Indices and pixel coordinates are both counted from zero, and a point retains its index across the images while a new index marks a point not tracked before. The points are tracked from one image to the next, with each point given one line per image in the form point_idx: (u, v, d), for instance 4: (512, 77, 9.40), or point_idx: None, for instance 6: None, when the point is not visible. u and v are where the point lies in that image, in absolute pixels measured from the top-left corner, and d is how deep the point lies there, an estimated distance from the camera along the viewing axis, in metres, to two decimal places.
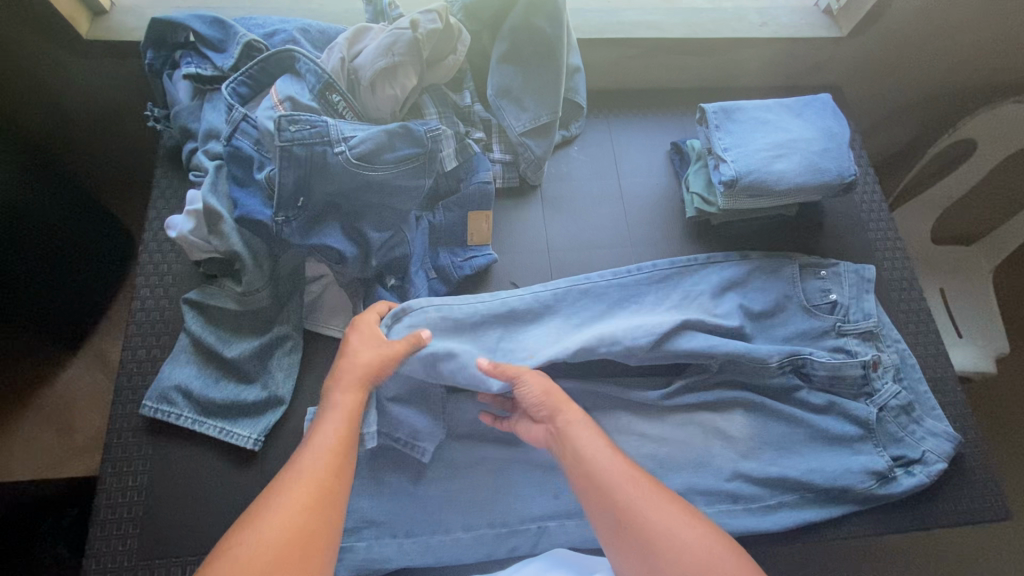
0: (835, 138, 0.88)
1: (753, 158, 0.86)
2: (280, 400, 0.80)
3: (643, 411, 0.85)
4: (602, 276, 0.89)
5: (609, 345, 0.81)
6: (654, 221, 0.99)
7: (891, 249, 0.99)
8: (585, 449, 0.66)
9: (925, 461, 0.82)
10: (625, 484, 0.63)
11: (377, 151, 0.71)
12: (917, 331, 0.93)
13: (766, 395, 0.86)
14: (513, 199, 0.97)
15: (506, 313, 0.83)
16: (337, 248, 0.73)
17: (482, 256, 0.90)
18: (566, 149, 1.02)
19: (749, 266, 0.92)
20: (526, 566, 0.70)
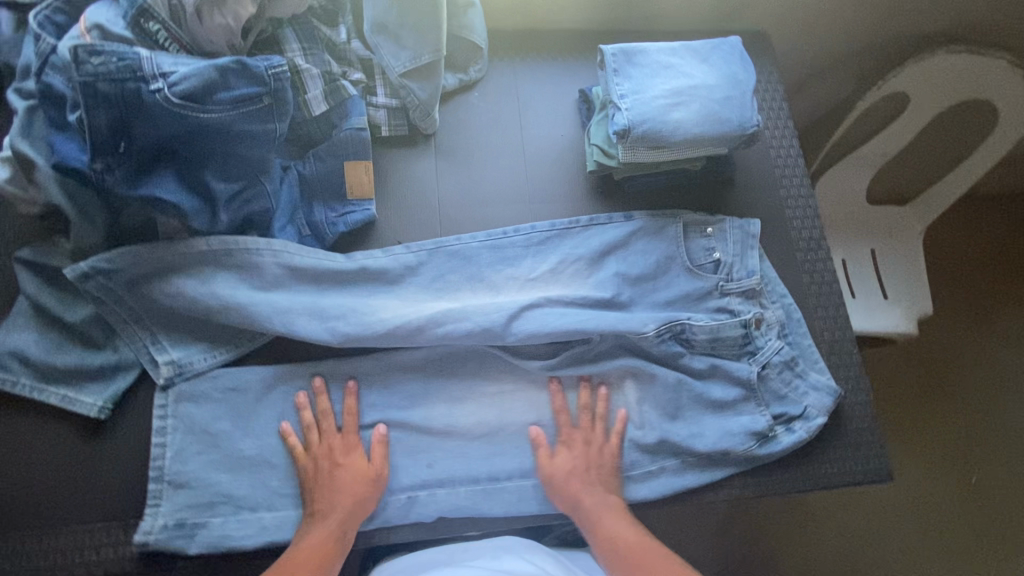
0: (739, 85, 0.82)
1: (649, 106, 0.80)
2: (133, 364, 0.74)
3: (532, 380, 0.82)
4: (474, 238, 0.86)
5: (457, 321, 0.77)
6: (558, 174, 0.93)
7: (802, 206, 0.95)
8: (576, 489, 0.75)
9: (806, 417, 0.82)
10: (643, 556, 0.71)
11: (206, 90, 0.63)
12: (820, 293, 0.91)
13: (656, 359, 0.83)
14: (401, 150, 0.89)
15: (361, 274, 0.80)
16: (171, 201, 0.66)
17: (359, 212, 0.82)
18: (464, 95, 0.94)
19: (634, 226, 0.88)
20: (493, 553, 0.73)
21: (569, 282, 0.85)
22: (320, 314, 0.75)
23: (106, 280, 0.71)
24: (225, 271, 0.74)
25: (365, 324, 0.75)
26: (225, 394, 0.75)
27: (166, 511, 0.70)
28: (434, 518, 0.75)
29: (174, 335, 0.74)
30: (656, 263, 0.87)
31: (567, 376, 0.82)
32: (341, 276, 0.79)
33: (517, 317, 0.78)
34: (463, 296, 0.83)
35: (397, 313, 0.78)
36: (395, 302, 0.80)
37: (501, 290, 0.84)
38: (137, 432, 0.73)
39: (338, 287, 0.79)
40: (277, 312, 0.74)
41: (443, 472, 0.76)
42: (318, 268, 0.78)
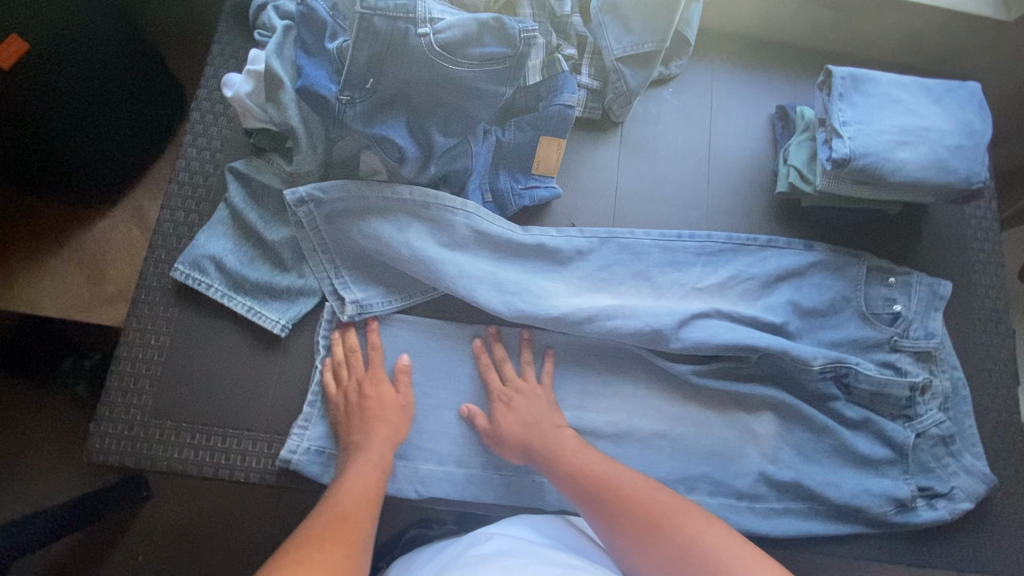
0: (974, 135, 0.76)
1: (876, 139, 0.75)
2: (314, 291, 0.76)
3: (677, 389, 0.80)
4: (648, 235, 0.85)
5: (626, 318, 0.76)
6: (737, 188, 0.89)
7: (991, 275, 0.89)
8: (560, 447, 0.70)
9: (952, 498, 0.78)
10: (624, 484, 0.65)
11: (462, 43, 0.63)
12: (992, 369, 0.85)
13: (812, 400, 0.80)
14: (589, 133, 0.88)
15: (536, 249, 0.80)
16: (399, 144, 0.67)
17: (544, 189, 0.83)
18: (658, 90, 0.92)
19: (814, 257, 0.85)
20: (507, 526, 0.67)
21: (734, 300, 0.84)
22: (495, 285, 0.75)
23: (314, 209, 0.73)
24: (418, 223, 0.75)
25: (534, 302, 0.76)
26: (387, 339, 0.77)
27: (312, 436, 0.72)
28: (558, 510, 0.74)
29: (356, 273, 0.76)
30: (830, 302, 0.83)
31: (715, 397, 0.80)
32: (517, 250, 0.79)
33: (686, 326, 0.77)
34: (625, 294, 0.83)
35: (564, 300, 0.78)
36: (561, 287, 0.80)
37: (664, 294, 0.83)
38: (304, 357, 0.75)
39: (513, 259, 0.79)
40: (459, 275, 0.74)
41: None
42: (500, 237, 0.78)
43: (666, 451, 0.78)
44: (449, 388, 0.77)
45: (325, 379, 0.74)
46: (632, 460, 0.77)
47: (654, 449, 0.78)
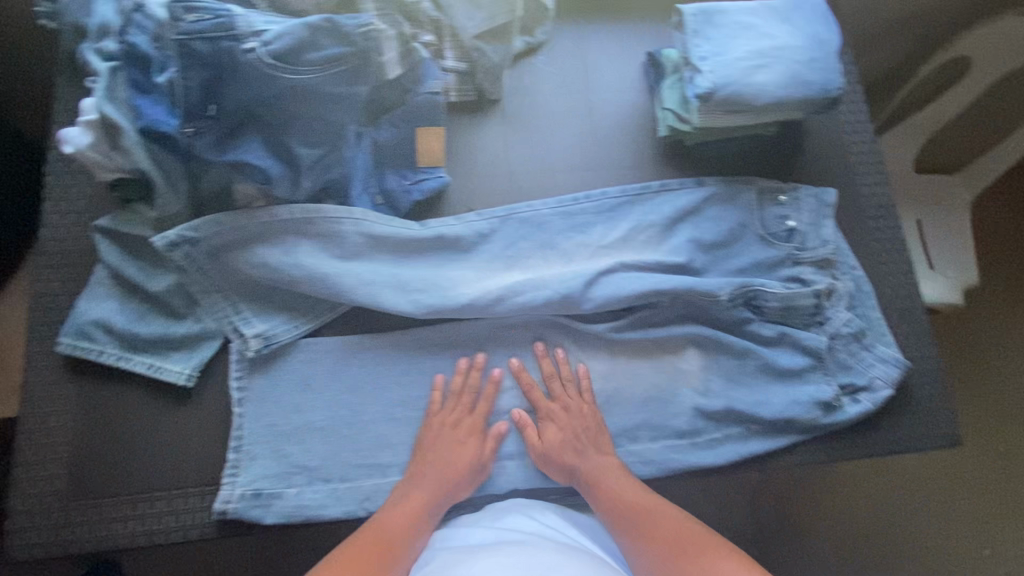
0: (824, 47, 0.79)
1: (733, 67, 0.77)
2: (216, 333, 0.74)
3: (600, 347, 0.81)
4: (546, 204, 0.85)
5: (534, 291, 0.76)
6: (624, 141, 0.91)
7: (872, 174, 0.94)
8: (593, 472, 0.74)
9: (872, 389, 0.82)
10: (652, 509, 0.70)
11: (298, 50, 0.62)
12: (888, 261, 0.90)
13: (731, 331, 0.83)
14: (467, 114, 0.87)
15: (436, 241, 0.79)
16: (260, 165, 0.66)
17: (433, 179, 0.82)
18: (530, 59, 0.92)
19: (706, 192, 0.88)
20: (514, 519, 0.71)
21: (641, 249, 0.85)
22: (400, 285, 0.74)
23: (192, 250, 0.70)
24: (307, 240, 0.73)
25: (442, 293, 0.75)
26: (305, 365, 0.76)
27: (245, 481, 0.72)
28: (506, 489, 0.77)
29: (256, 305, 0.74)
30: (730, 230, 0.86)
31: (637, 347, 0.82)
32: (416, 244, 0.78)
33: (596, 285, 0.78)
34: (536, 265, 0.83)
35: (472, 285, 0.77)
36: (469, 273, 0.79)
37: (573, 258, 0.84)
38: (220, 402, 0.73)
39: (417, 255, 0.78)
40: (359, 283, 0.73)
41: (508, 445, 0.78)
42: (395, 236, 0.76)
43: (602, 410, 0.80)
44: (376, 399, 0.77)
45: (249, 419, 0.73)
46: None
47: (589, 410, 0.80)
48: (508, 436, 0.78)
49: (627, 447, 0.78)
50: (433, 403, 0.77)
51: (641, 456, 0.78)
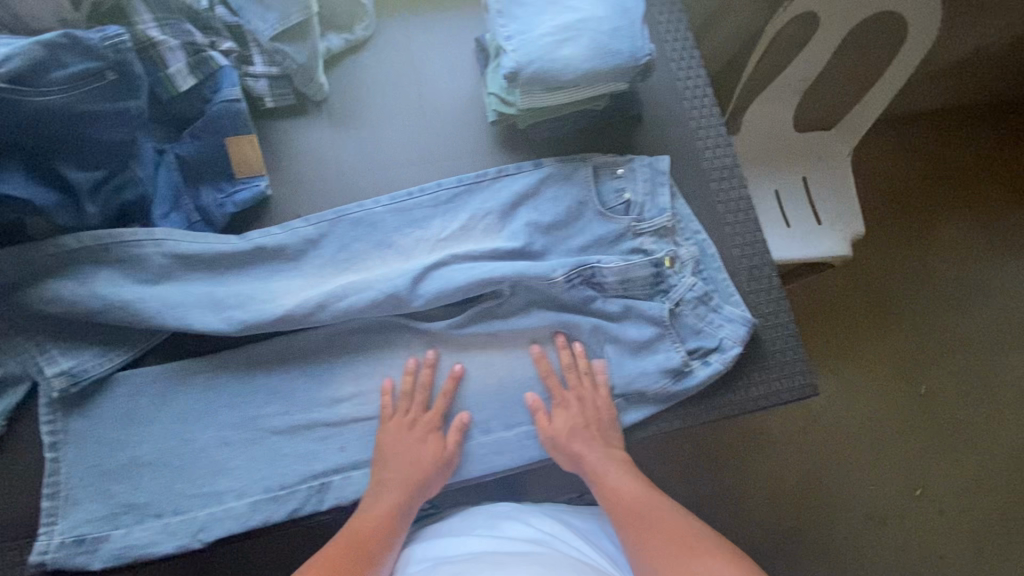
0: (629, 14, 0.79)
1: (537, 45, 0.76)
2: (19, 380, 0.71)
3: (447, 342, 0.82)
4: (378, 203, 0.83)
5: (359, 292, 0.76)
6: (461, 130, 0.89)
7: (714, 137, 0.94)
8: (597, 466, 0.77)
9: (722, 349, 0.83)
10: (652, 504, 0.74)
11: (36, 70, 0.60)
12: (734, 222, 0.90)
13: (574, 311, 0.83)
14: (289, 120, 0.85)
15: (255, 254, 0.77)
16: (21, 196, 0.63)
17: (248, 190, 0.78)
18: (356, 56, 0.90)
19: (543, 173, 0.87)
20: (513, 525, 0.77)
21: (481, 238, 0.84)
22: (214, 304, 0.73)
23: None
24: (107, 269, 0.70)
25: (259, 308, 0.74)
26: (128, 399, 0.73)
27: (68, 527, 0.70)
28: (353, 500, 0.74)
29: (63, 342, 0.71)
30: (569, 211, 0.86)
31: (481, 337, 0.82)
32: (233, 259, 0.76)
33: (424, 280, 0.78)
34: (371, 266, 0.81)
35: (298, 294, 0.76)
36: (297, 283, 0.78)
37: (410, 254, 0.82)
38: (33, 448, 0.72)
39: (240, 270, 0.76)
40: (167, 306, 0.71)
41: (354, 454, 0.76)
42: (205, 254, 0.74)
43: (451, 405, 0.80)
44: (208, 425, 0.75)
45: (71, 462, 0.71)
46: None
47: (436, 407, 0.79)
48: (350, 445, 0.77)
49: (478, 439, 0.79)
50: (268, 421, 0.76)
51: (493, 446, 0.79)
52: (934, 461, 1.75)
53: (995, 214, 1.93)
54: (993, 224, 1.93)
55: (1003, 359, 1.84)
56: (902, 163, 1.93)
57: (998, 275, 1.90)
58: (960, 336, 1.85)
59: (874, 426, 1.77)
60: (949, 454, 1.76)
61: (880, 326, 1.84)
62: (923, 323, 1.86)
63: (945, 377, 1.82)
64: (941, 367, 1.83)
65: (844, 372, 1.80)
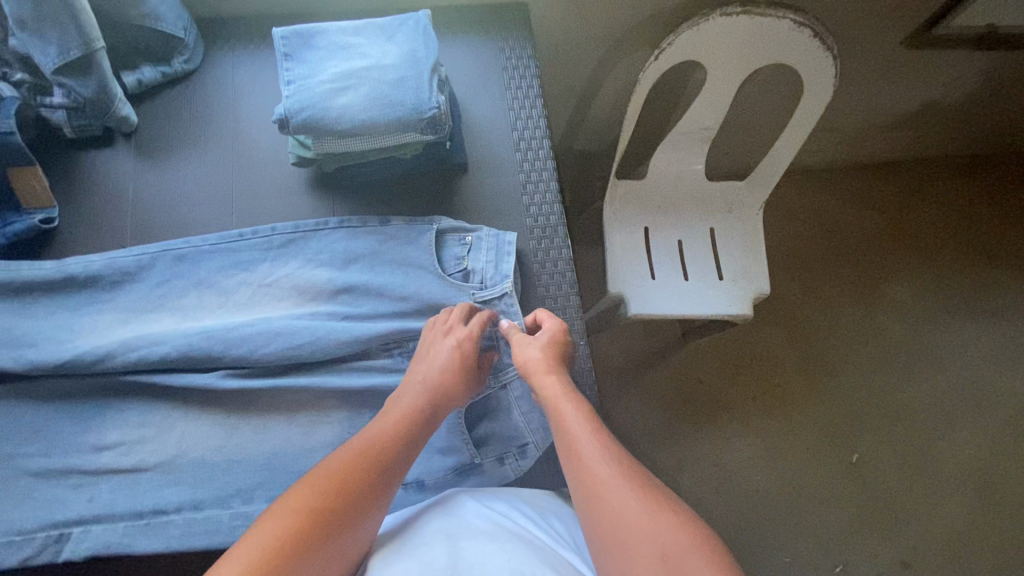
0: (417, 65, 0.76)
1: (313, 91, 0.74)
2: None
3: (218, 398, 0.77)
4: (207, 241, 0.81)
5: (145, 348, 0.73)
6: (273, 172, 0.88)
7: (541, 191, 0.90)
8: (560, 409, 0.68)
9: (523, 452, 0.79)
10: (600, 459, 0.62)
11: None
12: (549, 283, 0.86)
13: (373, 376, 0.79)
14: (94, 152, 0.85)
15: (62, 281, 0.76)
16: None
17: (20, 223, 0.79)
18: (178, 89, 0.89)
19: (384, 234, 0.84)
20: (459, 500, 0.71)
21: (304, 291, 0.81)
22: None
23: None
24: None
25: (57, 351, 0.72)
26: None
27: None
28: (84, 557, 0.69)
29: None
30: (405, 273, 0.82)
31: (261, 391, 0.78)
32: (30, 286, 0.75)
33: (230, 348, 0.75)
34: (188, 304, 0.79)
35: (100, 335, 0.75)
36: (106, 320, 0.76)
37: (230, 296, 0.80)
38: None
39: (41, 300, 0.76)
40: None
41: (103, 504, 0.71)
42: (9, 279, 0.74)
43: (208, 463, 0.75)
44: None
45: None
46: (181, 485, 0.73)
47: (203, 467, 0.74)
48: (101, 488, 0.72)
49: (237, 508, 0.72)
50: (27, 461, 0.72)
51: (251, 518, 0.72)
52: (865, 540, 1.54)
53: (954, 274, 1.76)
54: (952, 285, 1.75)
55: (953, 432, 1.64)
56: (856, 214, 1.78)
57: (954, 340, 1.71)
58: (908, 403, 1.66)
59: (802, 496, 1.57)
60: (876, 527, 1.56)
61: (822, 385, 1.67)
62: (870, 382, 1.68)
63: (882, 445, 1.63)
64: (882, 433, 1.64)
65: (774, 432, 1.62)
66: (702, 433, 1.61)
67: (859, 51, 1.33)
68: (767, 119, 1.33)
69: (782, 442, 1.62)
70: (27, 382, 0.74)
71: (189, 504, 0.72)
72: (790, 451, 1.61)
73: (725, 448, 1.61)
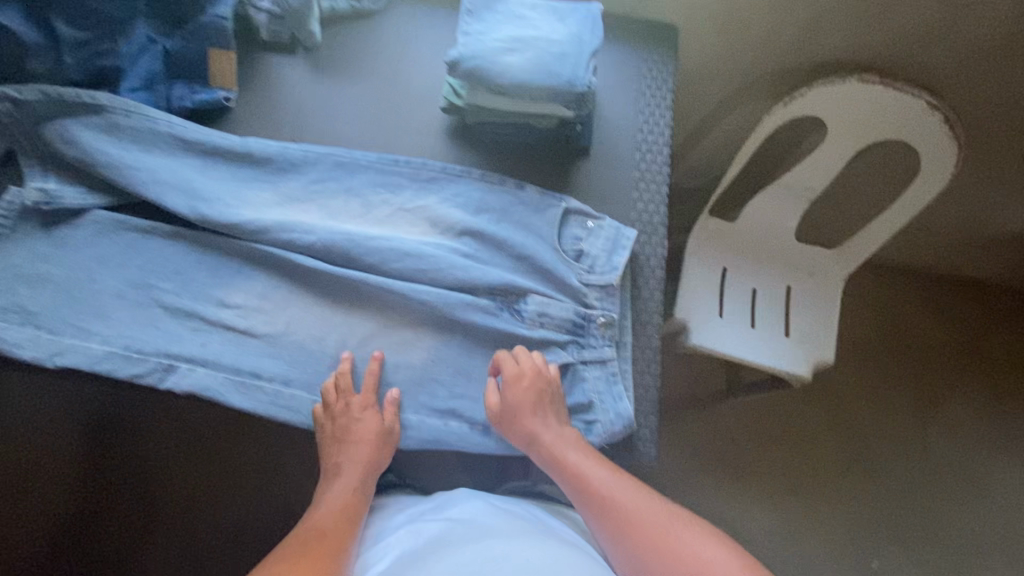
0: (580, 45, 0.84)
1: (485, 46, 0.83)
2: None
3: (324, 293, 0.83)
4: (366, 156, 0.91)
5: (291, 232, 0.82)
6: (421, 113, 0.97)
7: (651, 191, 0.95)
8: (574, 463, 0.74)
9: (590, 430, 0.79)
10: (621, 495, 0.72)
11: None
12: (647, 275, 0.89)
13: (473, 318, 0.83)
14: (278, 58, 0.96)
15: (240, 154, 0.86)
16: (15, 28, 0.78)
17: (207, 95, 0.90)
18: (357, 22, 1.00)
19: (517, 195, 0.91)
20: (448, 507, 0.77)
21: (433, 224, 0.89)
22: (177, 184, 0.83)
23: (15, 109, 0.80)
24: (101, 130, 0.82)
25: (222, 210, 0.83)
26: (47, 232, 0.82)
27: None
28: (185, 390, 0.78)
29: (49, 168, 0.82)
30: (524, 236, 0.88)
31: (362, 298, 0.83)
32: (216, 152, 0.86)
33: (365, 254, 0.83)
34: (332, 205, 0.88)
35: (255, 209, 0.85)
36: (262, 198, 0.86)
37: (372, 210, 0.89)
38: None
39: (221, 167, 0.86)
40: (135, 168, 0.82)
41: (212, 351, 0.79)
42: (201, 142, 0.85)
43: (305, 347, 0.82)
44: (112, 274, 0.81)
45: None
46: (279, 358, 0.81)
47: (301, 349, 0.81)
48: (212, 338, 0.80)
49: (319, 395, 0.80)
50: (160, 294, 0.81)
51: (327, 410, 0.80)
52: None
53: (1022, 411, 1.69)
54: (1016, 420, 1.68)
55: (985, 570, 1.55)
56: (923, 321, 1.73)
57: (1006, 477, 1.63)
58: (944, 527, 1.58)
59: None
60: None
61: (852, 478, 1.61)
62: (908, 493, 1.61)
63: (906, 561, 1.55)
64: (909, 549, 1.56)
65: (795, 511, 1.57)
66: (726, 491, 1.58)
67: (982, 154, 1.32)
68: (870, 196, 1.34)
69: (806, 528, 1.56)
70: (187, 228, 0.84)
71: (282, 376, 0.80)
72: (809, 536, 1.56)
73: (746, 512, 1.57)
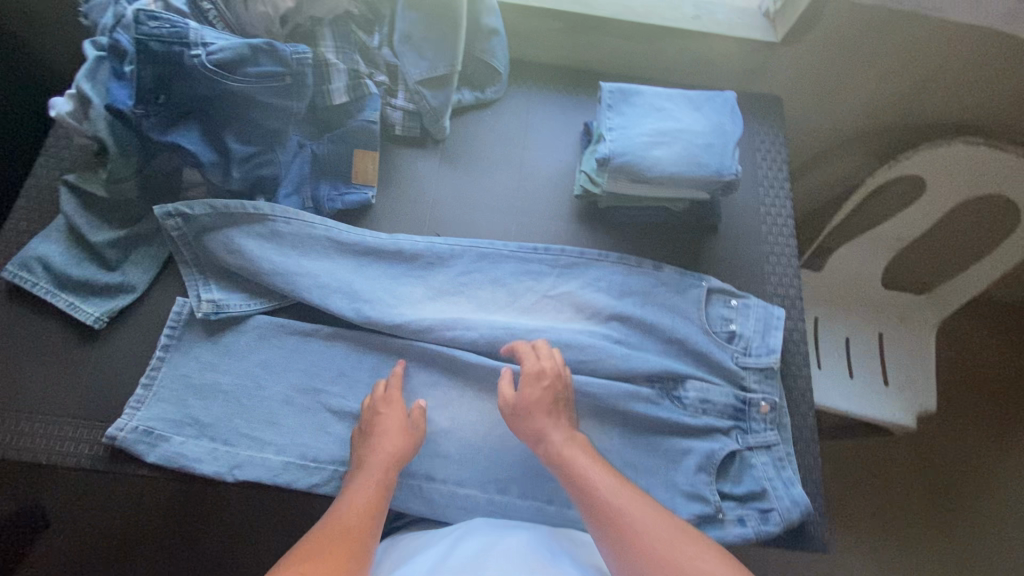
0: (723, 135, 0.87)
1: (633, 141, 0.85)
2: (132, 288, 0.84)
3: (485, 388, 0.84)
4: (507, 246, 0.92)
5: (453, 330, 0.84)
6: (552, 198, 0.99)
7: (783, 265, 0.97)
8: (582, 467, 0.72)
9: (765, 517, 0.79)
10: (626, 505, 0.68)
11: (236, 63, 0.77)
12: (793, 352, 0.90)
13: (636, 408, 0.83)
14: (411, 151, 0.99)
15: (393, 252, 0.89)
16: (192, 149, 0.79)
17: (357, 195, 0.92)
18: (479, 112, 1.03)
19: (656, 278, 0.91)
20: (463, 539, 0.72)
21: (580, 309, 0.90)
22: (338, 287, 0.85)
23: (183, 224, 0.83)
24: (265, 238, 0.84)
25: (385, 310, 0.84)
26: (212, 342, 0.83)
27: (130, 421, 0.77)
28: None
29: (215, 278, 0.84)
30: (671, 319, 0.89)
31: None
32: (371, 251, 0.88)
33: None
34: (480, 296, 0.90)
35: (412, 307, 0.86)
36: (416, 294, 0.88)
37: (518, 298, 0.90)
38: (128, 347, 0.82)
39: (375, 265, 0.88)
40: (299, 272, 0.84)
41: None
42: (356, 242, 0.88)
43: (471, 444, 0.82)
44: (278, 380, 0.82)
45: (155, 383, 0.80)
46: (448, 458, 0.81)
47: (467, 448, 0.82)
48: None
49: (493, 495, 0.80)
50: (327, 398, 0.82)
51: (501, 507, 0.79)
52: None
53: None
54: None
55: None
56: None
57: None
58: None
59: None
60: None
61: (985, 531, 1.39)
62: None
63: None
64: None
65: None
66: None
67: None
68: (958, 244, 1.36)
69: None
70: (348, 329, 0.85)
71: (454, 477, 0.80)
72: None
73: None
